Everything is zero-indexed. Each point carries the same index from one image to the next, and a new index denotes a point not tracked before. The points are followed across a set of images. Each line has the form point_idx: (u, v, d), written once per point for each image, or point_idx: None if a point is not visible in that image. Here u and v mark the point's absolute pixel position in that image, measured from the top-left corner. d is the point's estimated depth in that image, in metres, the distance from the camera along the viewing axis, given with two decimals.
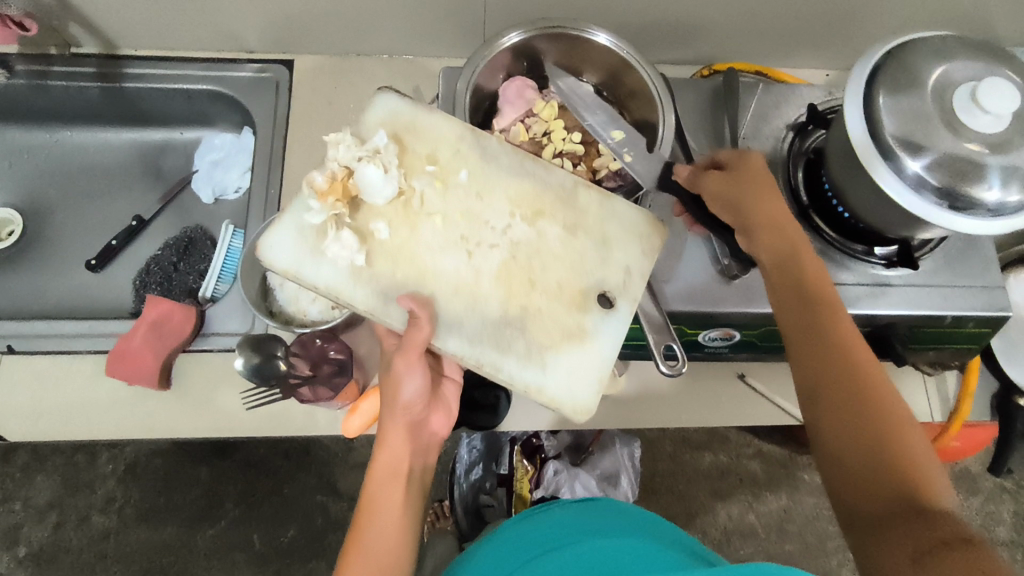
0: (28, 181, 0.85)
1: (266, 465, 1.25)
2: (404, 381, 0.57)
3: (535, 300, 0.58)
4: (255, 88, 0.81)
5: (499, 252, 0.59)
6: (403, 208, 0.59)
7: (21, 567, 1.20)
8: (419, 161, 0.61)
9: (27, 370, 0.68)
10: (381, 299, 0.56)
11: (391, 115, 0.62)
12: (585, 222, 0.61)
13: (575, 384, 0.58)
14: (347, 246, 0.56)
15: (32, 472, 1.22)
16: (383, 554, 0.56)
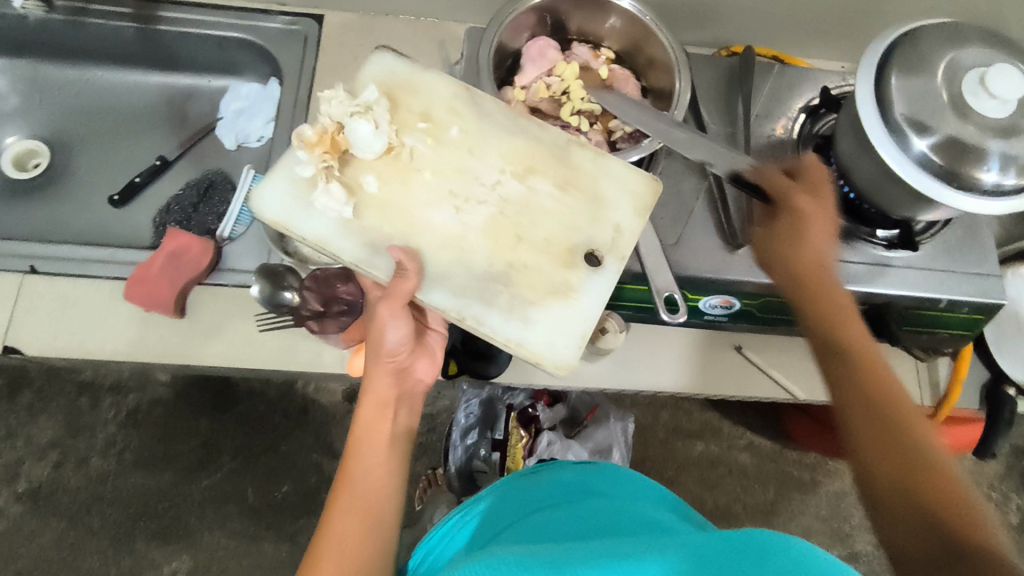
0: (58, 116, 0.88)
1: (265, 421, 1.28)
2: (388, 327, 0.60)
3: (522, 256, 0.60)
4: (285, 40, 0.83)
5: (488, 208, 0.61)
6: (393, 161, 0.61)
7: (18, 503, 1.22)
8: (412, 117, 0.63)
9: (47, 291, 0.70)
10: (369, 249, 0.58)
11: (387, 72, 0.65)
12: (577, 178, 0.63)
13: (557, 340, 0.59)
14: (336, 198, 0.59)
15: (36, 412, 1.25)
16: (371, 492, 0.58)
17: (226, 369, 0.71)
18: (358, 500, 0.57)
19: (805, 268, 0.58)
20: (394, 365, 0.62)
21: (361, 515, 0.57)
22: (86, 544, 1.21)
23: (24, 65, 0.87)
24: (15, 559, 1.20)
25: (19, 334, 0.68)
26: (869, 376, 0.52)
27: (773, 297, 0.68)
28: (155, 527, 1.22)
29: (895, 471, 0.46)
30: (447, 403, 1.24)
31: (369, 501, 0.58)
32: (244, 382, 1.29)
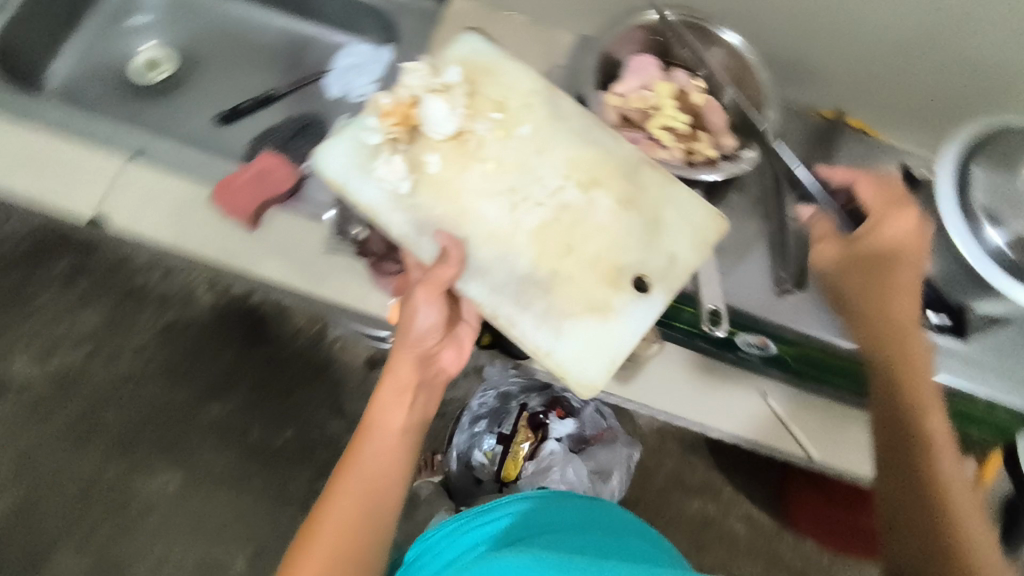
0: (193, 36, 0.97)
1: (287, 365, 1.30)
2: (419, 311, 0.61)
3: (566, 266, 0.63)
4: (409, 13, 0.90)
5: (543, 212, 0.64)
6: (458, 145, 0.66)
7: (46, 380, 1.26)
8: (487, 106, 0.67)
9: (145, 177, 0.76)
10: (416, 230, 0.63)
11: (472, 55, 0.70)
12: (640, 199, 0.65)
13: (584, 359, 0.61)
14: (394, 170, 0.64)
15: (86, 301, 1.30)
16: (374, 481, 0.59)
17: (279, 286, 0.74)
18: (362, 487, 0.58)
19: (887, 296, 0.60)
20: (419, 349, 0.62)
21: (362, 503, 0.58)
22: (93, 436, 1.23)
23: None
24: (25, 433, 1.22)
25: (112, 207, 0.74)
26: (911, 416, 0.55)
27: (815, 351, 0.69)
28: (160, 438, 1.24)
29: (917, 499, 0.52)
30: (461, 393, 1.25)
31: (371, 489, 0.59)
32: (277, 323, 1.32)
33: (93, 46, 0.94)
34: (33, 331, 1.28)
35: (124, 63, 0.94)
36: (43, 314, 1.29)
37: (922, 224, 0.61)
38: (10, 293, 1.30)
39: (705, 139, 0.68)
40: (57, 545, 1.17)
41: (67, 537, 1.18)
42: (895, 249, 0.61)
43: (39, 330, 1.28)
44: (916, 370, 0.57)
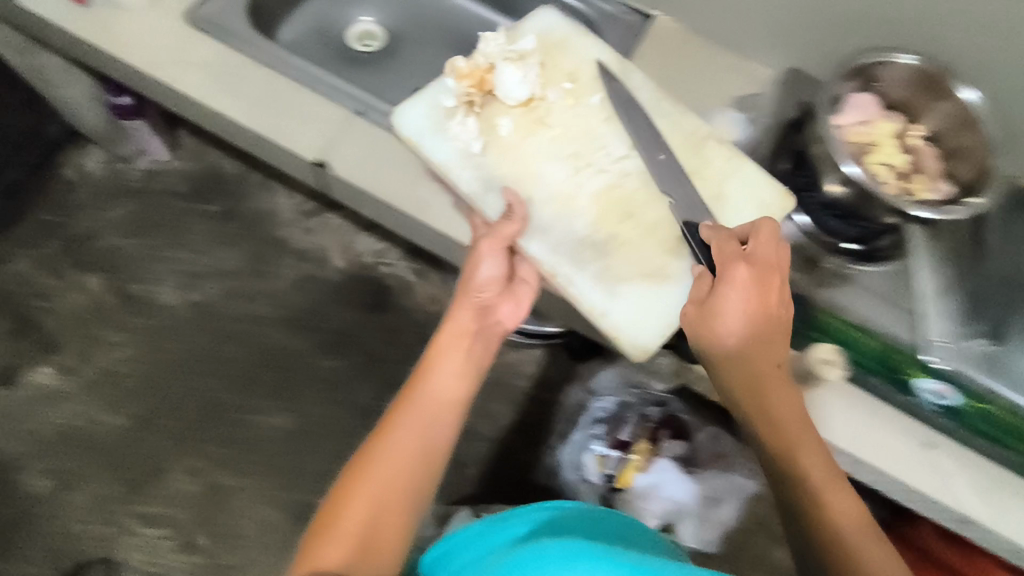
0: (405, 16, 1.04)
1: (402, 336, 1.35)
2: (484, 262, 0.70)
3: (623, 230, 0.72)
4: (614, 27, 0.95)
5: (604, 177, 0.74)
6: (529, 111, 0.76)
7: (185, 307, 1.33)
8: (559, 77, 0.78)
9: (367, 133, 0.82)
10: (485, 187, 0.73)
11: (547, 30, 0.80)
12: (703, 172, 0.74)
13: (633, 314, 0.70)
14: (465, 130, 0.75)
15: (232, 243, 1.39)
16: (433, 411, 0.64)
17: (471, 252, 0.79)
18: (418, 414, 0.63)
19: (755, 361, 0.61)
20: (478, 300, 0.69)
21: (417, 435, 0.62)
22: (218, 367, 1.29)
23: None
24: (158, 352, 1.29)
25: (336, 155, 0.81)
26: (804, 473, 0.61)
27: (995, 408, 0.67)
28: (277, 382, 1.29)
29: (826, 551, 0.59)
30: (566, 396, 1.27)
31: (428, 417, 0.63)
32: (401, 297, 1.37)
33: (317, 9, 1.01)
34: (181, 261, 1.37)
35: (342, 31, 1.02)
36: (193, 248, 1.38)
37: (753, 272, 0.61)
38: (167, 223, 1.39)
39: (923, 181, 0.68)
40: (169, 465, 1.22)
41: (181, 458, 1.23)
42: (748, 310, 0.60)
43: (186, 261, 1.36)
44: (769, 412, 0.62)
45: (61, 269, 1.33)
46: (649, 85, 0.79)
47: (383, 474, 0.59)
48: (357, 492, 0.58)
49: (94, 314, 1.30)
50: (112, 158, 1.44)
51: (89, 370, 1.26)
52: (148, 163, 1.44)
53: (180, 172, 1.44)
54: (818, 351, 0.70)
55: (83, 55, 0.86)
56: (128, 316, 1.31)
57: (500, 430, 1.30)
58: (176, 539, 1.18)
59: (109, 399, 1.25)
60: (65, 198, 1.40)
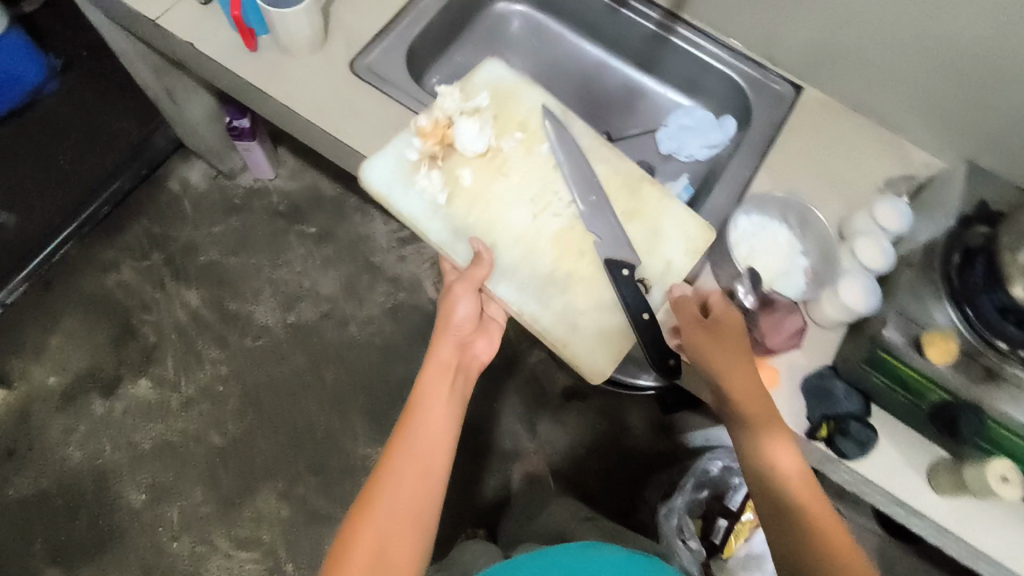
0: (543, 66, 1.04)
1: (492, 373, 1.37)
2: (457, 304, 0.75)
3: (578, 268, 0.78)
4: (762, 96, 0.93)
5: (560, 220, 0.80)
6: (488, 160, 0.82)
7: (282, 329, 1.35)
8: (511, 127, 0.84)
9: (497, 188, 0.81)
10: (453, 236, 0.78)
11: (496, 80, 0.86)
12: (642, 210, 0.81)
13: (594, 344, 0.75)
14: (432, 184, 0.79)
15: (329, 266, 1.40)
16: (429, 439, 0.67)
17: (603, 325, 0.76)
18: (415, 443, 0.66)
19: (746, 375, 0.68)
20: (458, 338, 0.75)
21: (418, 460, 0.65)
22: (312, 390, 1.31)
23: (539, 16, 1.04)
24: (255, 371, 1.32)
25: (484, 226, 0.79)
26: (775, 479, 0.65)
27: None
28: (368, 410, 1.30)
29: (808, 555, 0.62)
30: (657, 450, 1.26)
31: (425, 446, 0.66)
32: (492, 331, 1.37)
33: (457, 52, 1.01)
34: (278, 281, 1.39)
35: None
36: (292, 268, 1.40)
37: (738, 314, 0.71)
38: (267, 241, 1.42)
39: None
40: (260, 485, 1.24)
41: (271, 481, 1.24)
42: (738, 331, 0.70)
43: (285, 281, 1.39)
44: (750, 417, 0.67)
45: (164, 281, 1.37)
46: (591, 131, 0.85)
47: (394, 495, 0.63)
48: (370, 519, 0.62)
49: (195, 330, 1.34)
50: (215, 172, 1.47)
51: (187, 386, 1.29)
52: (250, 179, 1.47)
53: (279, 190, 1.46)
54: (1000, 465, 0.66)
55: (244, 96, 0.89)
56: (228, 332, 1.34)
57: (585, 476, 1.31)
58: (263, 562, 1.19)
59: (205, 416, 1.27)
60: (171, 210, 1.43)
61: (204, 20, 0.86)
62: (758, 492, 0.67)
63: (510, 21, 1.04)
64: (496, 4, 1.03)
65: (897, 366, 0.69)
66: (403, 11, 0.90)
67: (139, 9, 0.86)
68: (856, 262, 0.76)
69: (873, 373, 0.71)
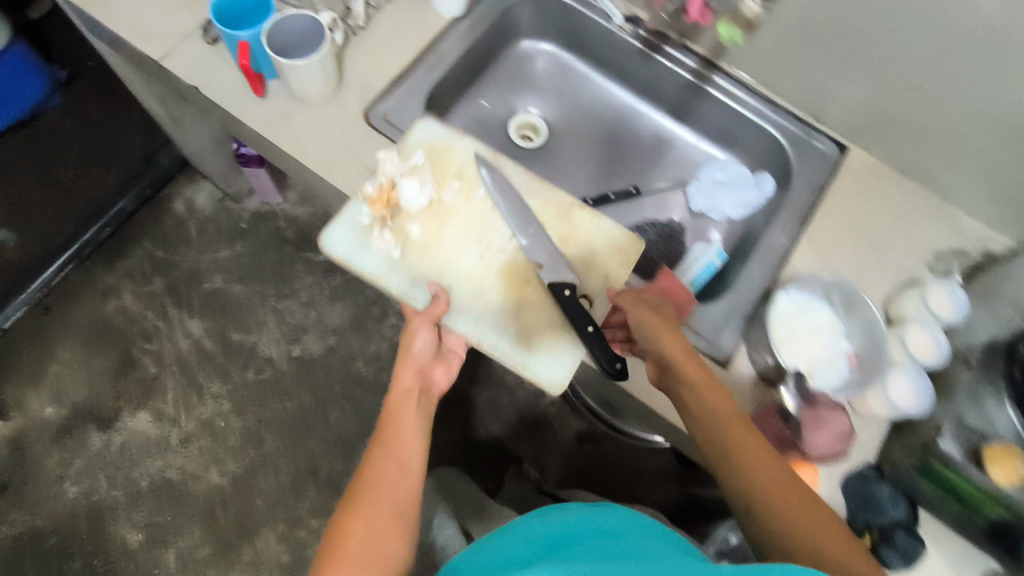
0: (569, 110, 0.99)
1: (502, 414, 1.32)
2: (417, 337, 0.70)
3: (529, 295, 0.76)
4: (804, 156, 0.86)
5: (504, 254, 0.77)
6: (433, 214, 0.77)
7: (287, 362, 1.31)
8: (449, 177, 0.79)
9: (454, 228, 0.77)
10: (410, 283, 0.74)
11: (429, 137, 0.80)
12: (576, 233, 0.79)
13: (551, 363, 0.73)
14: (387, 246, 0.75)
15: (337, 297, 1.36)
16: (403, 445, 0.63)
17: (552, 350, 0.74)
18: (387, 446, 0.62)
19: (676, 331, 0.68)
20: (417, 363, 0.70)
21: (394, 471, 0.60)
22: (315, 429, 1.26)
23: (566, 55, 0.98)
24: (257, 406, 1.27)
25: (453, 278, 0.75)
26: (713, 411, 0.63)
27: None
28: None
29: (774, 488, 0.57)
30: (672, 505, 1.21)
31: (397, 450, 0.62)
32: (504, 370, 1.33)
33: (478, 95, 0.95)
34: (284, 312, 1.34)
35: (503, 122, 0.97)
36: (298, 298, 1.35)
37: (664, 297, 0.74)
38: (274, 270, 1.37)
39: None
40: (261, 526, 1.20)
41: (272, 524, 1.20)
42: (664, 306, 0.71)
43: (291, 311, 1.34)
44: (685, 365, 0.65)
45: (166, 309, 1.33)
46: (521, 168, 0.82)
47: (374, 503, 0.58)
48: (348, 532, 0.56)
49: (197, 360, 1.30)
50: (221, 195, 1.42)
51: (188, 420, 1.26)
52: (257, 202, 1.42)
53: (287, 215, 1.41)
54: None
55: (252, 142, 0.83)
56: (231, 365, 1.30)
57: None
58: None
59: (206, 453, 1.23)
60: (175, 233, 1.39)
61: (209, 61, 0.80)
62: (709, 431, 0.62)
63: (536, 60, 0.98)
64: (521, 41, 0.97)
65: (950, 479, 0.63)
66: (423, 55, 0.85)
67: (141, 47, 0.81)
68: (905, 353, 0.70)
69: (922, 480, 0.65)
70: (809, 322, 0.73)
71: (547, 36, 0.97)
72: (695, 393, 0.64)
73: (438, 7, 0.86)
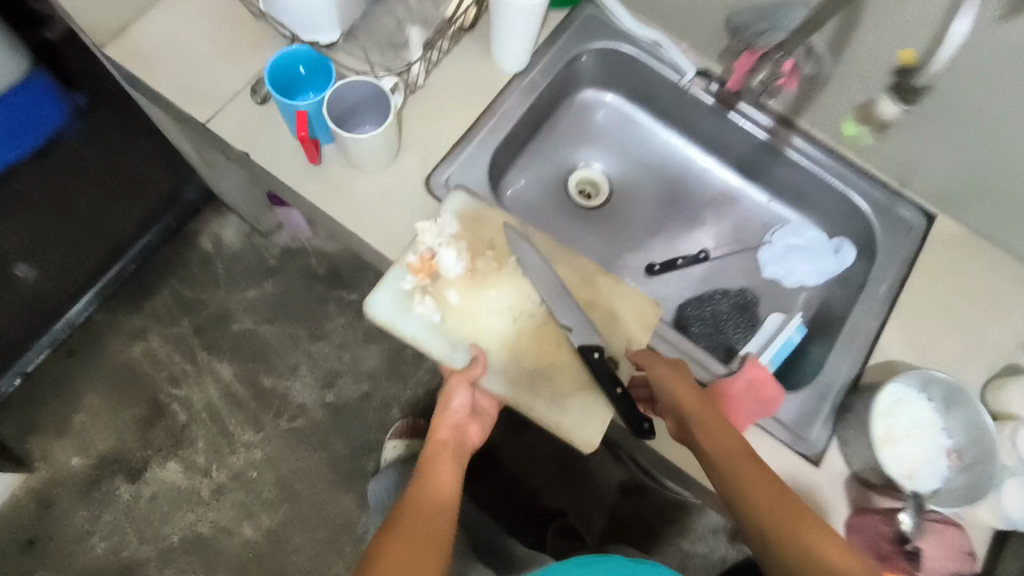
0: (633, 165, 0.93)
1: (543, 462, 1.28)
2: (453, 396, 0.68)
3: (560, 356, 0.72)
4: (888, 228, 0.81)
5: (537, 318, 0.73)
6: (470, 280, 0.73)
7: (321, 409, 1.27)
8: (481, 244, 0.74)
9: (492, 294, 0.73)
10: (451, 345, 0.70)
11: (461, 210, 0.74)
12: (597, 298, 0.74)
13: (584, 423, 0.69)
14: (430, 314, 0.71)
15: (370, 340, 1.31)
16: (437, 494, 0.60)
17: (581, 411, 0.70)
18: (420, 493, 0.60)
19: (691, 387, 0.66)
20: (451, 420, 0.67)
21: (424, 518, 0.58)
22: (352, 479, 1.23)
23: (628, 106, 0.92)
24: (291, 456, 1.24)
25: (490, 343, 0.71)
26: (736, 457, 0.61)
27: None
28: None
29: (811, 532, 0.55)
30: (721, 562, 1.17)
31: (431, 495, 0.60)
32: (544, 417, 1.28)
33: (537, 150, 0.90)
34: (317, 355, 1.30)
35: (563, 178, 0.91)
36: (331, 340, 1.31)
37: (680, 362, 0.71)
38: (306, 310, 1.32)
39: None
40: None
41: None
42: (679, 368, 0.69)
43: (324, 354, 1.30)
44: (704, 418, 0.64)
45: (195, 352, 1.29)
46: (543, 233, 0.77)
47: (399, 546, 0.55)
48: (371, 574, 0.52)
49: (227, 407, 1.26)
50: (250, 230, 1.37)
51: (220, 471, 1.22)
52: (287, 238, 1.36)
53: (318, 252, 1.36)
54: None
55: (305, 209, 0.79)
56: (262, 413, 1.26)
57: None
58: None
59: (239, 506, 1.21)
60: (203, 272, 1.34)
61: (261, 125, 0.75)
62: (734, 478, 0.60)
63: (596, 111, 0.92)
64: (583, 91, 0.91)
65: None
66: (485, 115, 0.79)
67: (188, 108, 0.75)
68: (1012, 457, 0.67)
69: None
70: (908, 420, 0.69)
71: (613, 87, 0.91)
72: (719, 444, 0.62)
73: (501, 62, 0.80)
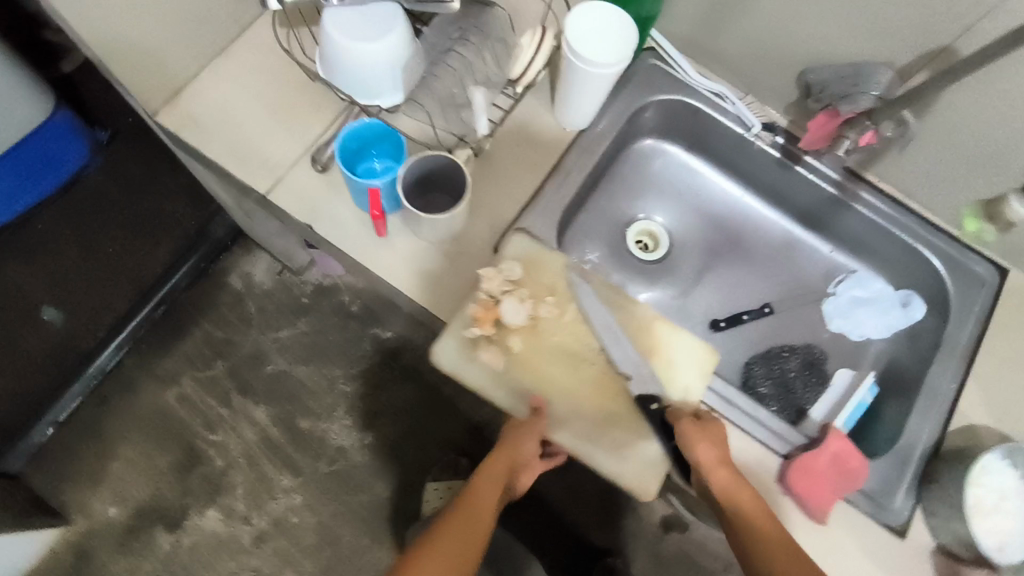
0: (691, 215, 0.91)
1: (585, 500, 1.26)
2: (524, 439, 0.66)
3: (619, 405, 0.68)
4: (963, 283, 0.79)
5: (599, 368, 0.69)
6: (532, 328, 0.70)
7: (359, 451, 1.24)
8: (541, 290, 0.71)
9: (554, 343, 0.70)
10: (515, 395, 0.68)
11: (523, 251, 0.71)
12: (660, 344, 0.71)
13: (644, 474, 0.66)
14: (495, 363, 0.67)
15: (407, 379, 1.29)
16: (477, 523, 0.60)
17: (639, 461, 0.67)
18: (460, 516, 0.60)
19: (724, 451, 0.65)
20: (513, 456, 0.65)
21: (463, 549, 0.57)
22: (393, 522, 1.21)
23: (685, 153, 0.90)
24: (330, 500, 1.22)
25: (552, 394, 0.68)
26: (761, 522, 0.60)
27: None
28: None
29: None
30: None
31: (471, 522, 0.60)
32: None
33: (596, 202, 0.87)
34: (353, 395, 1.27)
35: (621, 229, 0.89)
36: (367, 379, 1.28)
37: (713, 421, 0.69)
38: (341, 349, 1.30)
39: None
40: None
41: None
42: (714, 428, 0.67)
43: (360, 395, 1.27)
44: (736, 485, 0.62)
45: (229, 395, 1.26)
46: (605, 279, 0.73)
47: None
48: None
49: (264, 451, 1.23)
50: (281, 268, 1.33)
51: (260, 518, 1.20)
52: (318, 274, 1.33)
53: (351, 289, 1.33)
54: None
55: (366, 276, 0.76)
56: (300, 457, 1.23)
57: None
58: None
59: (279, 553, 1.19)
60: (233, 312, 1.30)
61: (323, 193, 0.72)
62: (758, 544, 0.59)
63: (654, 161, 0.90)
64: (642, 140, 0.89)
65: None
66: (550, 176, 0.77)
67: (246, 178, 0.72)
68: None
69: None
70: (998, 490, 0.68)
71: (672, 137, 0.89)
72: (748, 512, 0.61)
73: (564, 119, 0.77)
